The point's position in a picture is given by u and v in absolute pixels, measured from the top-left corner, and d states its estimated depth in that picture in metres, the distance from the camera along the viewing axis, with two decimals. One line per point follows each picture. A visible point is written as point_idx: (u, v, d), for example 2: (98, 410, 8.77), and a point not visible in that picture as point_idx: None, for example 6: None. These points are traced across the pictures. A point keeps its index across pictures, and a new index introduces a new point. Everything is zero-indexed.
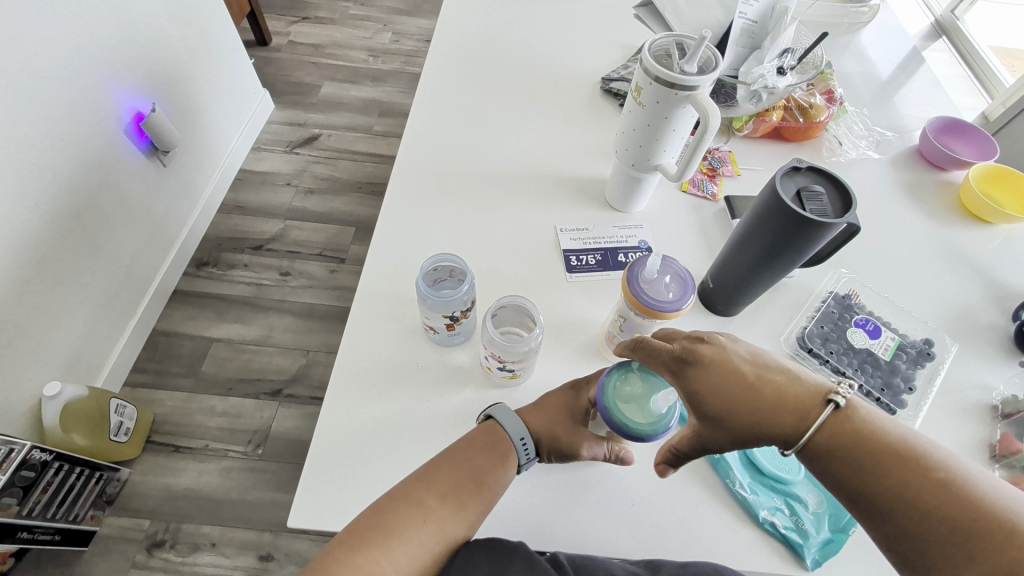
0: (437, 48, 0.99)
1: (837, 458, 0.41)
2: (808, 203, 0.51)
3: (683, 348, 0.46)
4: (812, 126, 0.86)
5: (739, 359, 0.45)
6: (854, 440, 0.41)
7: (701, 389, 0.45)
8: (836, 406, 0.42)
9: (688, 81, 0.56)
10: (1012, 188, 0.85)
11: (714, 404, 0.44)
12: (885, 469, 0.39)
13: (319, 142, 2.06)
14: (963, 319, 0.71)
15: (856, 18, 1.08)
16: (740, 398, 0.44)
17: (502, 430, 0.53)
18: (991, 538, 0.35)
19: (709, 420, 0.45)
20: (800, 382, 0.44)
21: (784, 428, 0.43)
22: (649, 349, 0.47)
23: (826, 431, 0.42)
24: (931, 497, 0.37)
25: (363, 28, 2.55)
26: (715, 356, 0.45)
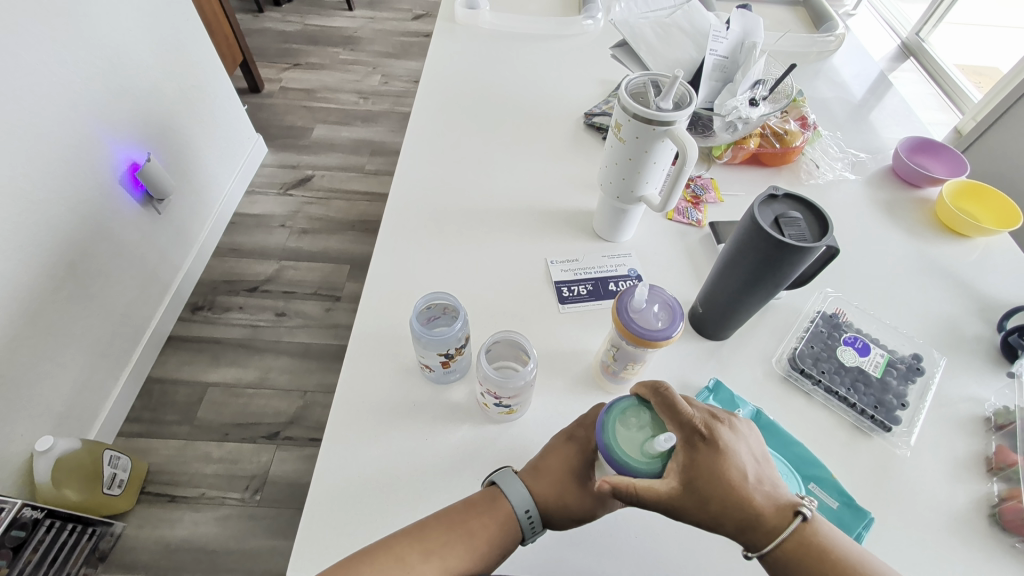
0: (425, 90, 1.02)
1: (797, 567, 0.45)
2: (786, 228, 0.52)
3: (703, 423, 0.46)
4: (789, 151, 0.89)
5: (744, 455, 0.47)
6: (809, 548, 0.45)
7: (702, 469, 0.45)
8: (803, 518, 0.46)
9: (664, 117, 0.59)
10: (985, 202, 0.88)
11: (710, 488, 0.44)
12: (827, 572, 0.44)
13: (312, 183, 2.10)
14: (950, 332, 0.72)
15: (824, 46, 1.23)
16: (730, 489, 0.45)
17: (505, 501, 0.51)
18: None
19: (693, 498, 0.45)
20: (782, 491, 0.47)
21: (761, 532, 0.45)
22: (674, 406, 0.46)
23: (791, 541, 0.45)
24: None
25: (353, 72, 2.63)
26: (727, 442, 0.46)
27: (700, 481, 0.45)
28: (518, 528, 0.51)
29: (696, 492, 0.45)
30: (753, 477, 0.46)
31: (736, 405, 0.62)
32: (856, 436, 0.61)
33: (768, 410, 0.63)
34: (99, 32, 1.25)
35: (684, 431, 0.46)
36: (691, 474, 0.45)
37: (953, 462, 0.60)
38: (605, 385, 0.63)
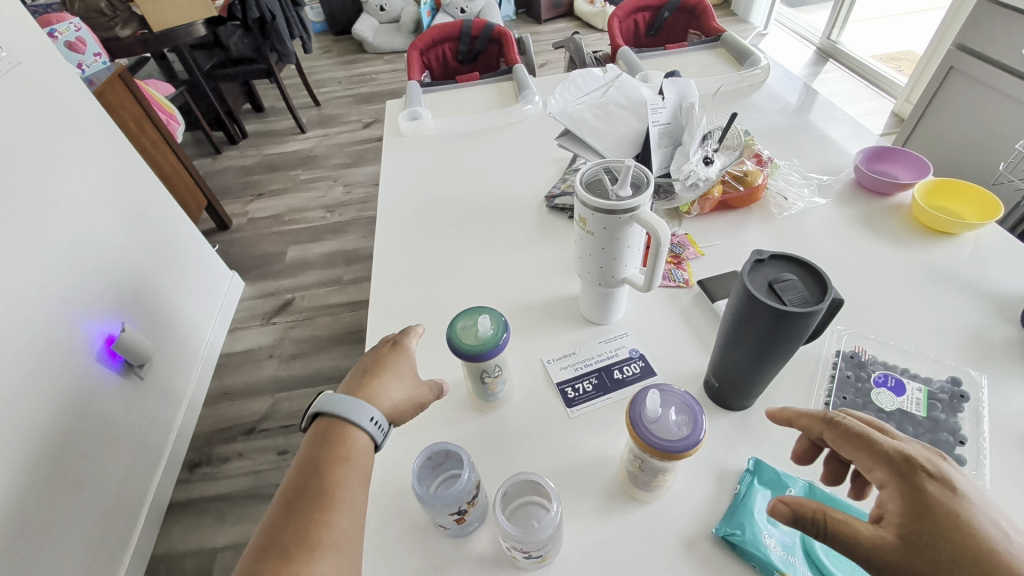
0: (384, 208, 1.02)
1: None
2: (785, 294, 0.49)
3: (927, 463, 0.40)
4: (753, 190, 0.89)
5: (991, 513, 0.37)
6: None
7: (932, 506, 0.37)
8: None
9: (627, 204, 0.57)
10: (959, 196, 0.87)
11: (934, 527, 0.36)
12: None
13: (293, 307, 2.08)
14: (975, 342, 0.68)
15: (754, 80, 1.28)
16: (973, 540, 0.35)
17: (342, 423, 0.48)
18: None
19: (907, 540, 0.37)
20: None
21: None
22: (873, 444, 0.42)
23: None
24: None
25: (316, 189, 2.70)
26: (962, 489, 0.38)
27: (918, 521, 0.37)
28: (371, 435, 0.49)
29: (913, 530, 0.37)
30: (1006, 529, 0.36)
31: (786, 484, 0.56)
32: None
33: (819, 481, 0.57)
34: (59, 217, 1.26)
35: (896, 465, 0.40)
36: (909, 510, 0.38)
37: None
38: (637, 494, 0.57)
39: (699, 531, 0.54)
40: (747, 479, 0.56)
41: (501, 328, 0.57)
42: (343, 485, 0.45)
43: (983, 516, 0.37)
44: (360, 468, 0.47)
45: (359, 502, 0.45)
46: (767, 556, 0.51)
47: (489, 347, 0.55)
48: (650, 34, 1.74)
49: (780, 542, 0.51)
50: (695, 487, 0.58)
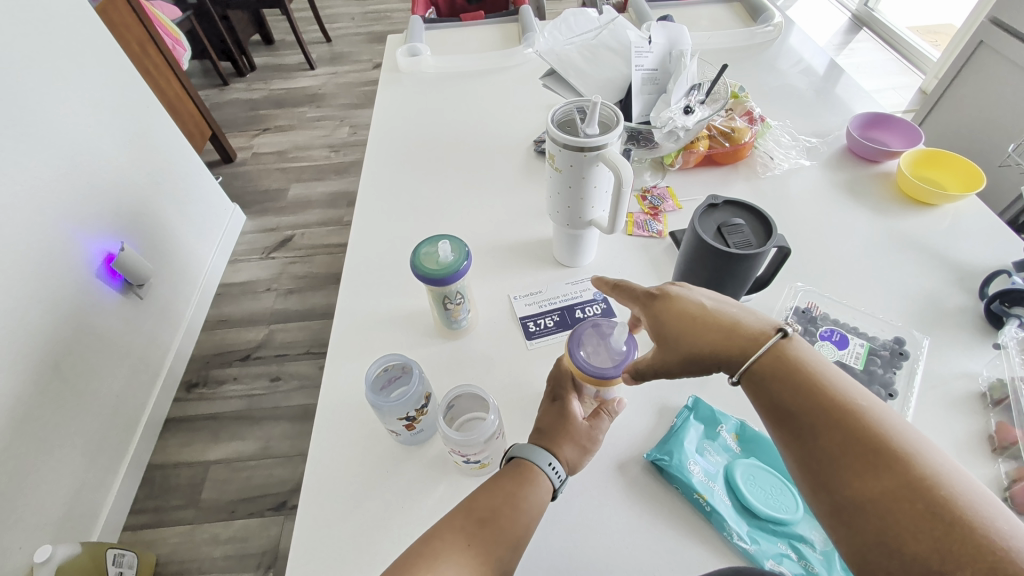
0: (374, 142, 1.02)
1: (778, 380, 0.42)
2: (730, 237, 0.51)
3: (658, 286, 0.51)
4: (739, 147, 0.89)
5: (705, 295, 0.49)
6: (788, 366, 0.42)
7: (665, 315, 0.49)
8: (785, 334, 0.44)
9: (593, 142, 0.58)
10: (945, 167, 0.86)
11: (672, 329, 0.48)
12: (817, 394, 0.40)
13: (293, 243, 2.11)
14: (930, 307, 0.70)
15: (766, 37, 1.25)
16: (696, 323, 0.47)
17: (528, 462, 0.49)
18: (885, 456, 0.36)
19: (664, 346, 0.48)
20: (758, 321, 0.46)
21: (734, 354, 0.45)
22: (625, 288, 0.54)
23: (769, 357, 0.43)
24: (847, 417, 0.39)
25: (322, 128, 2.67)
26: (682, 293, 0.50)
27: (663, 329, 0.49)
28: (547, 480, 0.49)
29: (664, 338, 0.48)
30: (710, 306, 0.48)
31: (719, 421, 0.59)
32: None
33: (751, 421, 0.61)
34: (58, 134, 1.27)
35: (644, 296, 0.51)
36: (655, 326, 0.49)
37: (953, 447, 0.57)
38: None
39: (631, 456, 0.58)
40: (684, 414, 0.60)
41: (464, 253, 0.59)
42: (544, 480, 0.48)
43: (701, 302, 0.49)
44: (547, 488, 0.49)
45: (541, 496, 0.48)
46: (688, 479, 0.54)
47: (453, 269, 0.58)
48: None
49: (703, 469, 0.55)
50: (635, 418, 0.61)
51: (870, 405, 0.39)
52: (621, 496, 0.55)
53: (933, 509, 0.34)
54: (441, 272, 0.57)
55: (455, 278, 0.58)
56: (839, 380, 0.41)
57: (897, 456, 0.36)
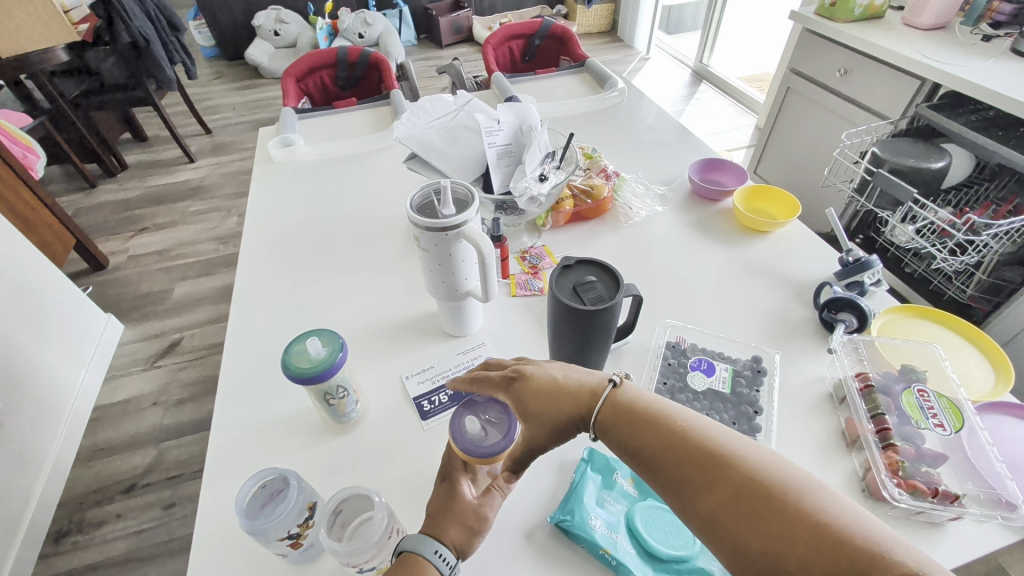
0: (249, 236, 0.99)
1: (616, 427, 0.46)
2: (584, 294, 0.55)
3: (514, 366, 0.53)
4: (601, 202, 0.97)
5: (555, 367, 0.52)
6: (621, 408, 0.46)
7: (525, 395, 0.50)
8: (615, 384, 0.48)
9: (452, 222, 0.60)
10: (769, 199, 1.01)
11: (533, 406, 0.50)
12: (654, 428, 0.44)
13: (180, 346, 1.93)
14: (779, 322, 0.79)
15: (615, 100, 1.41)
16: (552, 394, 0.49)
17: (415, 555, 0.47)
18: (709, 467, 0.40)
19: (531, 424, 0.50)
20: (595, 377, 0.50)
21: (583, 412, 0.48)
22: (483, 378, 0.55)
23: (606, 406, 0.47)
24: (676, 439, 0.42)
25: (207, 220, 2.54)
26: (536, 368, 0.52)
27: (526, 409, 0.50)
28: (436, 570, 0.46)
29: (529, 417, 0.50)
30: (560, 376, 0.51)
31: (614, 468, 0.61)
32: None
33: None
34: None
35: (501, 382, 0.53)
36: (518, 406, 0.50)
37: (815, 449, 0.63)
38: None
39: (537, 522, 0.58)
40: (581, 467, 0.61)
41: (339, 345, 0.58)
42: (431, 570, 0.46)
43: (549, 374, 0.51)
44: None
45: None
46: (593, 535, 0.55)
47: (328, 364, 0.56)
48: (525, 60, 1.81)
49: (605, 521, 0.56)
50: (536, 481, 0.61)
51: (695, 424, 0.43)
52: (531, 567, 0.54)
53: (769, 506, 0.37)
54: (314, 369, 0.56)
55: (331, 372, 0.57)
56: (663, 408, 0.45)
57: (728, 466, 0.39)
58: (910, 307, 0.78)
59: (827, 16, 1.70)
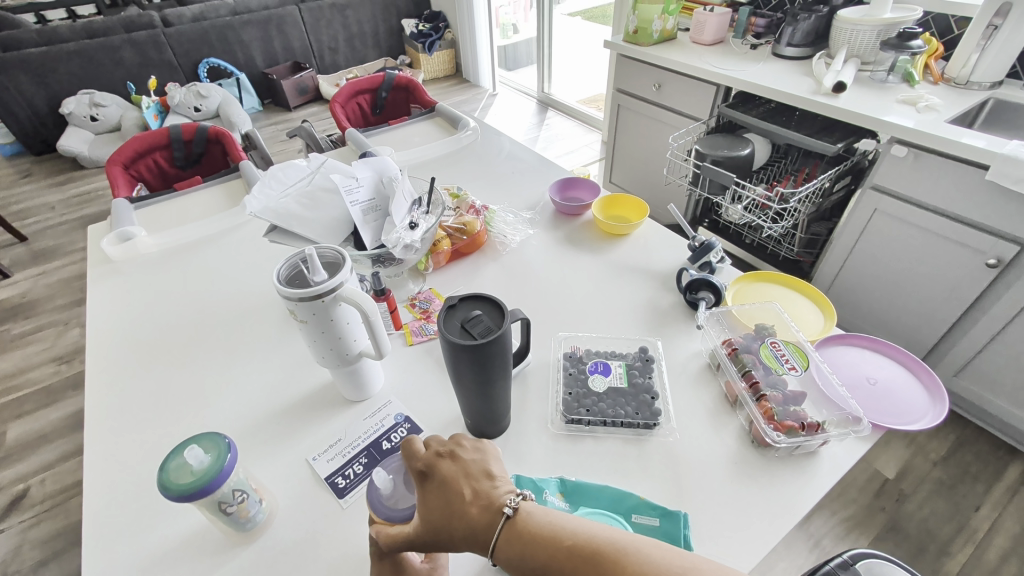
0: (96, 352, 0.87)
1: (512, 558, 0.43)
2: (473, 329, 0.56)
3: (428, 459, 0.49)
4: (476, 235, 1.01)
5: (468, 474, 0.47)
6: (515, 536, 0.43)
7: (429, 498, 0.47)
8: (509, 513, 0.45)
9: (326, 287, 0.59)
10: (621, 206, 1.12)
11: (437, 515, 0.47)
12: (548, 556, 0.42)
13: (27, 499, 1.56)
14: (654, 312, 0.87)
15: (471, 138, 1.48)
16: (455, 511, 0.46)
17: None
18: None
19: (427, 527, 0.47)
20: (499, 491, 0.46)
21: (479, 538, 0.45)
22: (409, 452, 0.49)
23: (501, 536, 0.44)
24: (567, 564, 0.41)
25: (39, 340, 2.12)
26: (450, 470, 0.48)
27: (428, 511, 0.47)
28: None
29: (427, 523, 0.47)
30: (470, 491, 0.46)
31: (542, 488, 0.62)
32: (640, 446, 0.67)
33: (569, 473, 0.65)
34: None
35: (414, 470, 0.49)
36: (423, 507, 0.47)
37: (708, 416, 0.70)
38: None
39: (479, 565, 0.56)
40: None
41: (225, 446, 0.53)
42: None
43: (464, 481, 0.47)
44: None
45: None
46: None
47: (216, 471, 0.51)
48: (376, 113, 1.83)
49: None
50: None
51: (584, 544, 0.42)
52: None
53: None
54: (201, 478, 0.50)
55: (223, 474, 0.52)
56: (555, 529, 0.43)
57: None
58: (752, 273, 0.92)
59: (633, 41, 1.96)
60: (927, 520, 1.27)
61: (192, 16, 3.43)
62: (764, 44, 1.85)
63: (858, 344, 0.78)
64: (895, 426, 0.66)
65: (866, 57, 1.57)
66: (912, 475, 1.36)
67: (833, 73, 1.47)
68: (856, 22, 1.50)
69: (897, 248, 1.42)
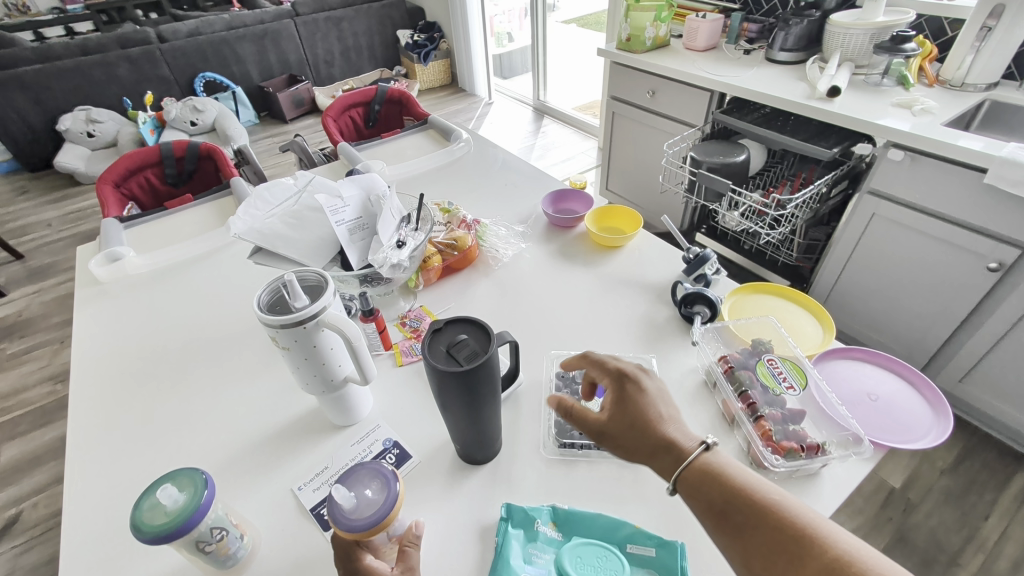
0: (80, 380, 0.85)
1: (703, 488, 0.50)
2: (459, 354, 0.55)
3: (634, 370, 0.58)
4: (468, 250, 0.99)
5: (663, 400, 0.56)
6: (712, 471, 0.50)
7: (628, 399, 0.56)
8: (706, 446, 0.52)
9: (307, 313, 0.57)
10: (614, 217, 1.11)
11: (631, 416, 0.55)
12: (743, 495, 0.48)
13: (19, 524, 1.53)
14: (648, 327, 0.85)
15: (463, 150, 1.47)
16: (644, 426, 0.54)
17: None
18: (796, 540, 0.45)
19: (613, 425, 0.56)
20: (690, 432, 0.55)
21: (669, 453, 0.53)
22: (597, 361, 0.60)
23: (695, 466, 0.51)
24: (768, 510, 0.47)
25: (33, 360, 2.09)
26: (650, 388, 0.57)
27: (626, 406, 0.56)
28: None
29: (618, 423, 0.56)
30: (666, 411, 0.55)
31: (533, 517, 0.60)
32: (634, 470, 0.65)
33: (561, 500, 0.63)
34: None
35: (614, 373, 0.58)
36: (617, 404, 0.56)
37: (705, 437, 0.68)
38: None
39: None
40: (502, 527, 0.59)
41: (201, 483, 0.51)
42: None
43: (660, 403, 0.56)
44: None
45: None
46: None
47: (191, 511, 0.49)
48: (368, 126, 1.82)
49: None
50: (458, 555, 0.58)
51: (785, 500, 0.48)
52: None
53: None
54: (182, 516, 0.49)
55: (205, 506, 0.50)
56: (750, 478, 0.50)
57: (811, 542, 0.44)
58: (747, 285, 0.90)
59: (626, 49, 1.95)
60: (935, 532, 1.24)
61: (187, 31, 3.44)
62: (757, 49, 1.85)
63: (855, 357, 0.76)
64: (902, 446, 0.64)
65: (859, 61, 1.56)
66: (918, 484, 1.34)
67: (827, 78, 1.45)
68: (849, 26, 1.49)
69: (897, 252, 1.40)
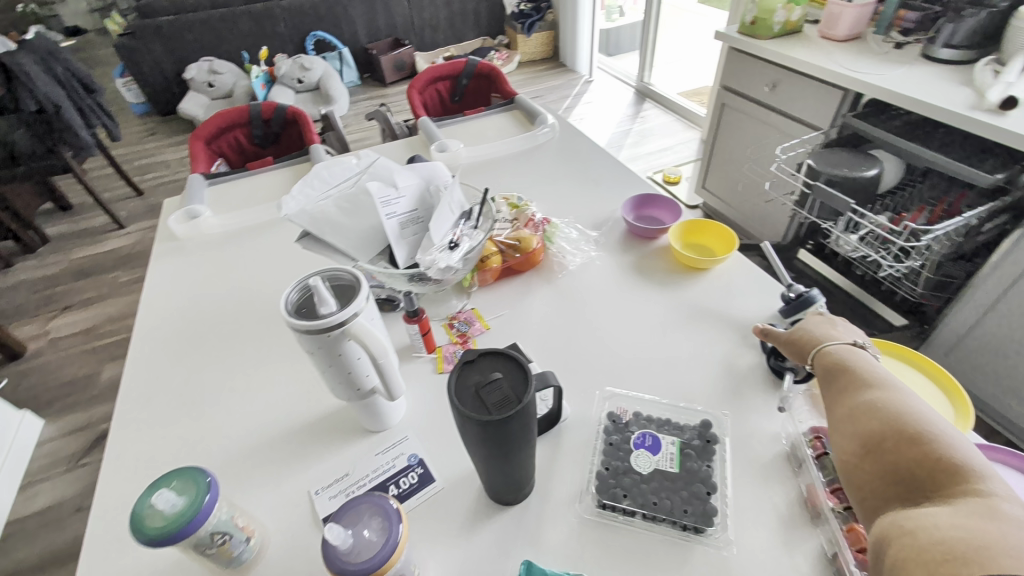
0: (143, 334, 0.87)
1: (822, 359, 0.58)
2: (488, 397, 0.47)
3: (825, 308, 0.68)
4: (531, 253, 0.91)
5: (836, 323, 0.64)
6: (837, 349, 0.58)
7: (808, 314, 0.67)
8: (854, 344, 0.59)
9: (334, 321, 0.52)
10: (703, 234, 0.97)
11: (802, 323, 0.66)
12: (848, 362, 0.55)
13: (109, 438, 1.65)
14: (726, 374, 0.72)
15: (547, 137, 1.36)
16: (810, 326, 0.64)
17: None
18: (868, 390, 0.50)
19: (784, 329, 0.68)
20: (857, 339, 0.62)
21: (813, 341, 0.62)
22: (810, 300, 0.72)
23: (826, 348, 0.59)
24: (862, 372, 0.53)
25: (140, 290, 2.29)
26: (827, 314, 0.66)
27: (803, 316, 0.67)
28: None
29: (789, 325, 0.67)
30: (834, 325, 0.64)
31: None
32: (682, 553, 0.55)
33: (590, 571, 0.55)
34: None
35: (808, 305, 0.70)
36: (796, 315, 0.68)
37: (777, 528, 0.56)
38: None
39: None
40: None
41: (204, 486, 0.49)
42: None
43: (835, 322, 0.65)
44: None
45: None
46: None
47: (192, 517, 0.47)
48: (454, 101, 1.76)
49: None
50: None
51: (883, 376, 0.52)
52: None
53: (893, 421, 0.46)
54: (186, 515, 0.47)
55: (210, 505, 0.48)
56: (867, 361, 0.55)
57: (867, 394, 0.49)
58: None
59: (749, 34, 1.72)
60: None
61: None
62: (914, 44, 1.54)
63: (990, 459, 0.60)
64: None
65: None
66: None
67: (1004, 84, 1.17)
68: None
69: None
